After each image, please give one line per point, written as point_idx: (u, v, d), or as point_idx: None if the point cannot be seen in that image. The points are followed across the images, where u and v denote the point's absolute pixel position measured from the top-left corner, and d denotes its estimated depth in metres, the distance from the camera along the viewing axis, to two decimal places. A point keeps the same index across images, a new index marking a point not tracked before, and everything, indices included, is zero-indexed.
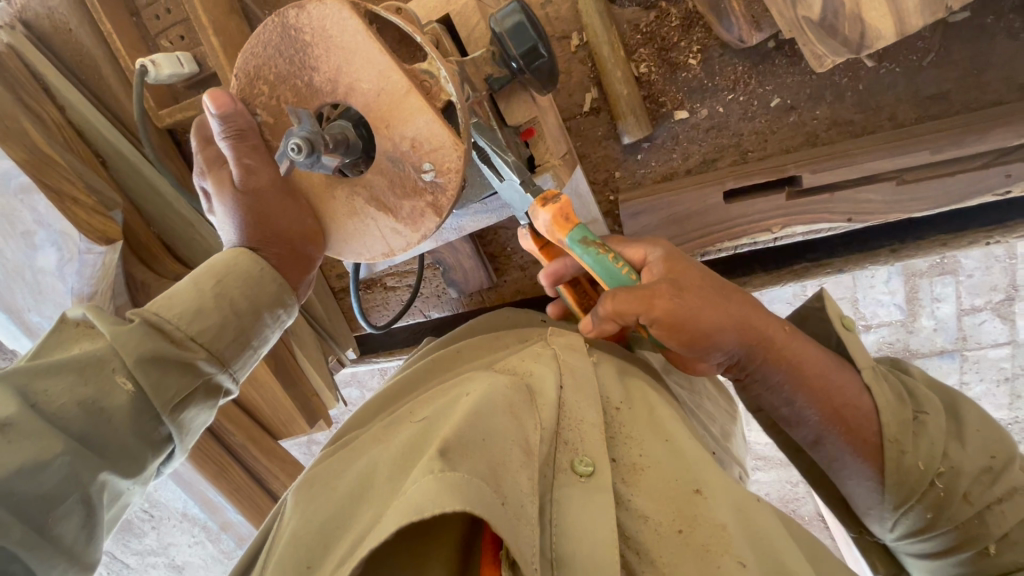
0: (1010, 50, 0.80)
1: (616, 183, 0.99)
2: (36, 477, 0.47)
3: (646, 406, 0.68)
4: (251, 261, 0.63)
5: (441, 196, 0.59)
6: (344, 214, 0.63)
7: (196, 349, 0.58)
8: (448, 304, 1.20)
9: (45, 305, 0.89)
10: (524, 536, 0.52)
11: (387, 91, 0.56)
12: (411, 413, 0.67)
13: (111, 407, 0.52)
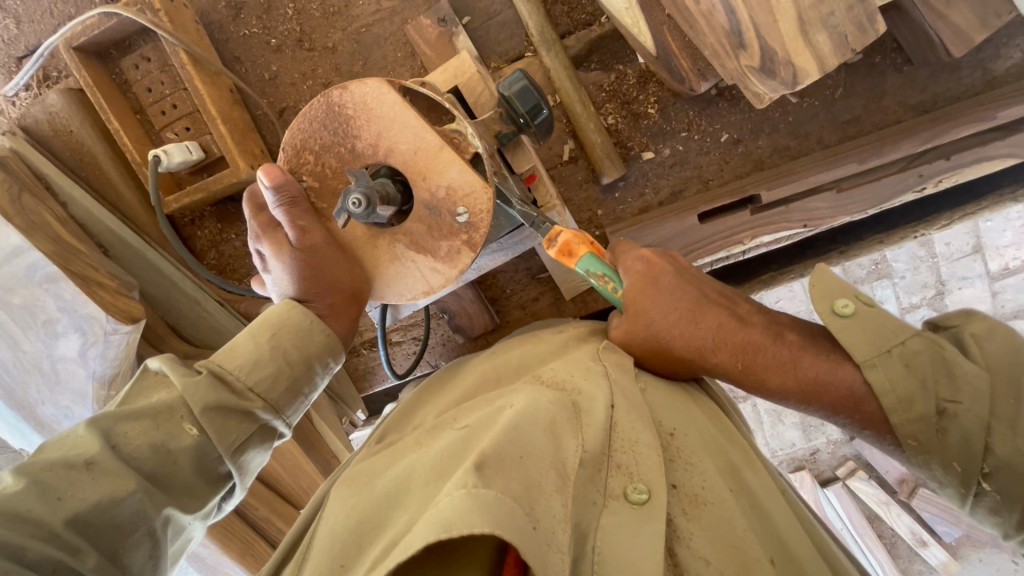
0: (898, 80, 1.00)
1: (600, 220, 1.11)
2: (113, 511, 0.55)
3: (708, 437, 0.71)
4: (295, 317, 0.67)
5: (475, 233, 0.67)
6: (387, 260, 0.71)
7: (254, 401, 0.64)
8: (454, 350, 1.24)
9: (62, 396, 0.89)
10: (552, 563, 0.55)
11: (422, 150, 0.65)
12: (456, 419, 0.70)
13: (177, 450, 0.59)
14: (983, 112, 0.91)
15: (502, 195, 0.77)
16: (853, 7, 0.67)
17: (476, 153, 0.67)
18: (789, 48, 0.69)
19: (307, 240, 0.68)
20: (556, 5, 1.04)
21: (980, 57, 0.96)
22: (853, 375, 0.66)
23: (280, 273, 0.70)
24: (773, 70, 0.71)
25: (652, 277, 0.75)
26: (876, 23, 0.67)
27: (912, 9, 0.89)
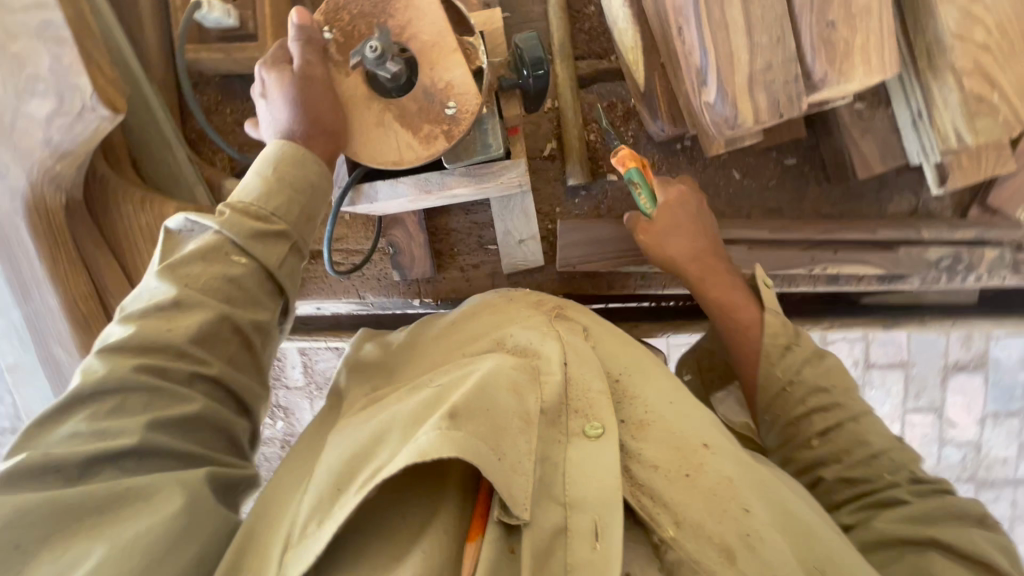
0: (817, 190, 1.23)
1: (556, 216, 1.27)
2: (219, 329, 0.70)
3: (644, 371, 0.82)
4: (305, 157, 0.78)
5: (455, 128, 0.79)
6: (373, 124, 0.81)
7: (281, 223, 0.76)
8: (385, 288, 1.32)
9: (5, 151, 0.89)
10: (519, 485, 0.63)
11: (438, 47, 0.78)
12: (432, 379, 0.78)
13: (239, 275, 0.72)
14: (869, 227, 1.14)
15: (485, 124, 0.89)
16: (790, 85, 0.87)
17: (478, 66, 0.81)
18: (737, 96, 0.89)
19: (311, 77, 0.78)
20: (579, 33, 1.25)
21: (878, 195, 1.21)
22: (754, 311, 0.98)
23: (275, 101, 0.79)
24: (722, 110, 0.89)
25: (686, 200, 1.06)
26: (802, 102, 0.88)
27: (837, 134, 1.14)
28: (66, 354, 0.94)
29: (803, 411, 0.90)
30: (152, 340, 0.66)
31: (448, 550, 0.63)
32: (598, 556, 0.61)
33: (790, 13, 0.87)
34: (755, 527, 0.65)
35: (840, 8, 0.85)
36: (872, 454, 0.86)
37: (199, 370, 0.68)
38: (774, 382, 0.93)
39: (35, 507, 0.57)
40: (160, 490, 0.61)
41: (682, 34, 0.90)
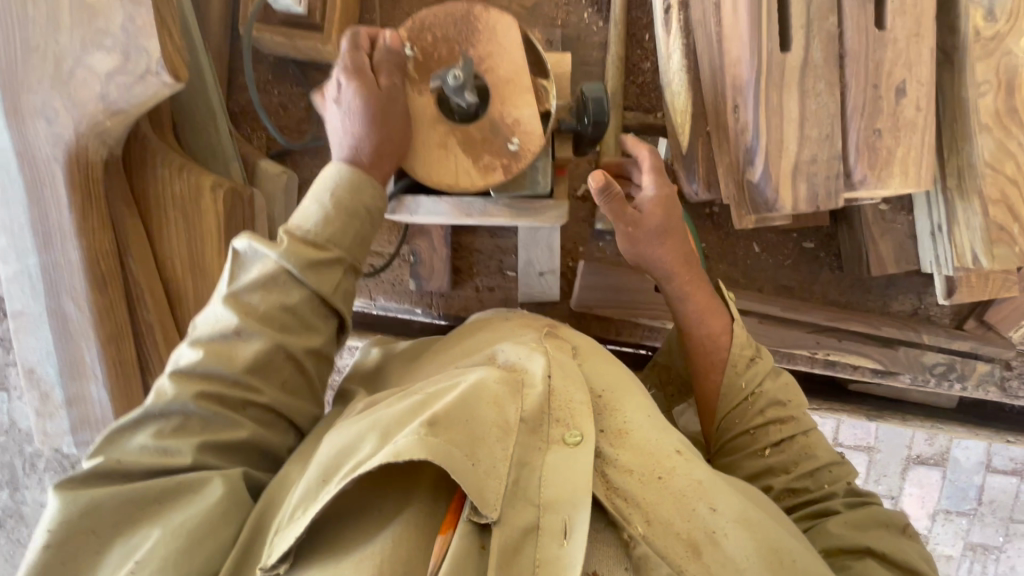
0: (829, 276, 1.28)
1: (578, 254, 1.30)
2: (273, 356, 0.77)
3: (627, 391, 0.81)
4: (366, 181, 0.81)
5: (514, 163, 0.81)
6: (435, 144, 0.82)
7: (335, 250, 0.80)
8: (399, 294, 1.33)
9: (58, 97, 0.88)
10: (492, 489, 0.64)
11: (511, 84, 0.81)
12: (421, 387, 0.77)
13: (292, 303, 0.78)
14: (874, 321, 1.19)
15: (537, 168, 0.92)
16: (831, 180, 0.92)
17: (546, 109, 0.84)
18: (780, 181, 0.92)
19: (387, 90, 0.79)
20: (631, 85, 1.28)
21: (885, 291, 1.27)
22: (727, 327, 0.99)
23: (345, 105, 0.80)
24: (764, 191, 0.93)
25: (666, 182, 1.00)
26: (839, 198, 0.92)
27: (858, 228, 1.19)
28: (76, 310, 0.92)
29: (761, 420, 0.94)
30: (214, 369, 0.74)
31: (422, 538, 0.65)
32: (565, 554, 0.62)
33: (843, 113, 0.91)
34: (721, 524, 0.66)
35: (889, 119, 0.90)
36: (817, 467, 0.91)
37: (248, 394, 0.75)
38: (736, 394, 0.95)
39: (109, 505, 0.67)
40: (206, 483, 0.69)
41: (737, 112, 0.94)
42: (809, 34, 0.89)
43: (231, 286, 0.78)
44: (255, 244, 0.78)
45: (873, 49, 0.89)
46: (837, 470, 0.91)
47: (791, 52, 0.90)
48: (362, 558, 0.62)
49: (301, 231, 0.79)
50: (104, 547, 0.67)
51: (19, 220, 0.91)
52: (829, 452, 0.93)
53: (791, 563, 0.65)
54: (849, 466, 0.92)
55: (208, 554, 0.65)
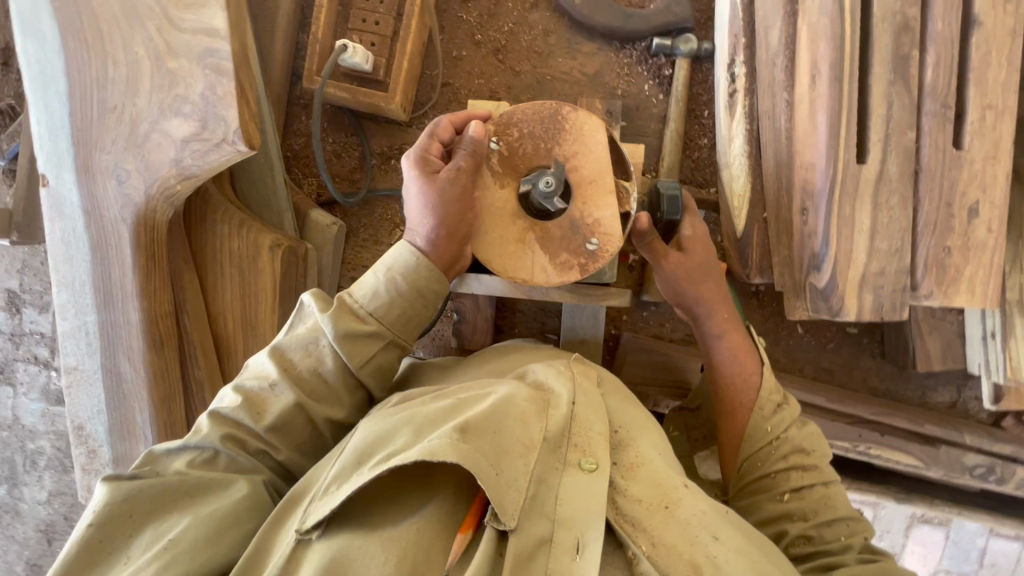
0: (869, 362, 1.28)
1: (621, 322, 1.30)
2: (294, 423, 0.75)
3: (644, 429, 0.83)
4: (428, 270, 0.80)
5: (592, 263, 0.81)
6: (512, 238, 0.82)
7: (372, 322, 0.78)
8: (438, 348, 1.32)
9: (131, 159, 0.88)
10: (510, 500, 0.64)
11: (594, 184, 0.81)
12: (452, 392, 0.77)
13: (325, 372, 0.76)
14: (916, 417, 1.19)
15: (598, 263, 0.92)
16: (896, 292, 0.92)
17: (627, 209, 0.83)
18: (846, 289, 0.92)
19: (468, 185, 0.80)
20: (687, 159, 1.28)
21: (924, 382, 1.27)
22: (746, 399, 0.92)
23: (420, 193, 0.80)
24: (828, 297, 0.93)
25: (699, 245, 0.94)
26: (904, 310, 0.92)
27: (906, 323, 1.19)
28: (131, 369, 0.92)
29: (780, 467, 0.87)
30: (241, 416, 0.73)
31: (438, 538, 0.64)
32: (576, 569, 0.62)
33: (914, 228, 0.91)
34: (722, 553, 0.65)
35: (960, 238, 0.90)
36: (834, 518, 0.81)
37: (269, 450, 0.74)
38: (759, 437, 0.89)
39: (140, 496, 0.65)
40: (228, 484, 0.68)
41: (805, 215, 0.95)
42: (886, 148, 0.90)
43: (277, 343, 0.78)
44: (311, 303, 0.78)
45: (948, 168, 0.89)
46: (856, 526, 0.81)
47: (867, 164, 0.90)
48: (384, 543, 0.61)
49: (350, 300, 0.79)
50: (130, 536, 0.65)
51: (81, 278, 0.91)
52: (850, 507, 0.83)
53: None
54: (870, 525, 0.82)
55: (232, 541, 0.64)
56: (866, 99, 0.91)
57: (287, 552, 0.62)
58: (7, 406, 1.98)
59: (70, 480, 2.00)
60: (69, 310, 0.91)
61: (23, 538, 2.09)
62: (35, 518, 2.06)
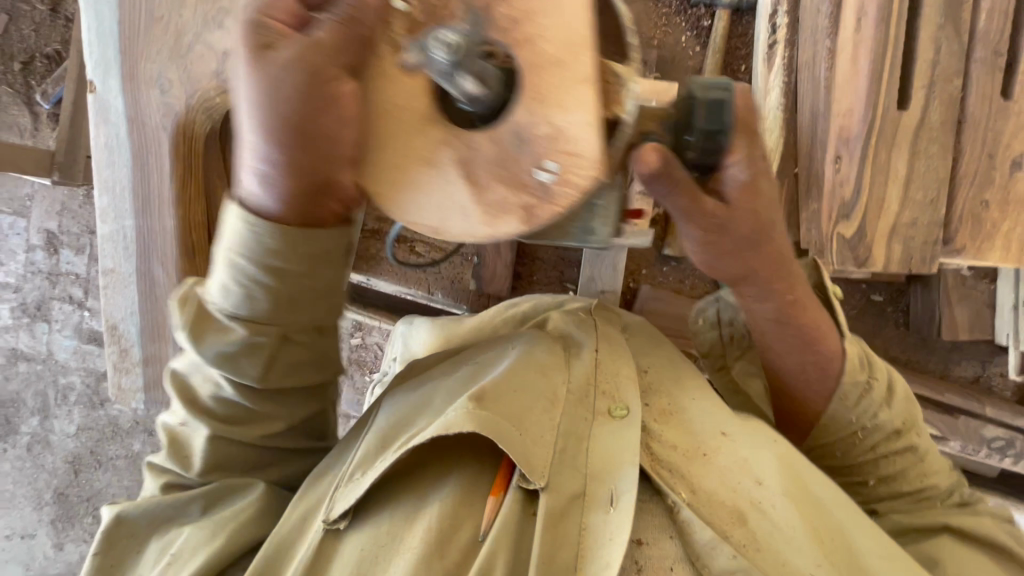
0: (891, 333, 1.26)
1: (639, 277, 1.29)
2: (251, 427, 0.65)
3: (674, 371, 0.78)
4: (275, 230, 0.54)
5: (545, 203, 0.51)
6: (420, 154, 0.53)
7: (244, 326, 0.57)
8: (455, 291, 1.34)
9: (174, 69, 0.90)
10: (537, 458, 0.63)
11: (561, 71, 0.50)
12: (470, 353, 0.77)
13: (241, 341, 0.58)
14: (936, 385, 1.19)
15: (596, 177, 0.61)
16: (928, 244, 0.90)
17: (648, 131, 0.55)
18: (875, 239, 0.91)
19: (324, 81, 0.51)
20: None
21: (948, 354, 1.25)
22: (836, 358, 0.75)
23: (252, 123, 0.52)
24: (856, 247, 0.92)
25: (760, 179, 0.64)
26: (934, 263, 0.90)
27: (934, 290, 1.17)
28: (165, 274, 0.96)
29: (870, 457, 0.76)
30: (174, 467, 0.67)
31: (470, 504, 0.64)
32: (611, 521, 0.61)
33: (951, 179, 0.89)
34: (769, 497, 0.66)
35: (999, 191, 0.88)
36: (923, 485, 0.76)
37: (230, 485, 0.67)
38: (840, 428, 0.76)
39: (133, 517, 0.66)
40: (239, 492, 0.67)
41: (838, 162, 0.92)
42: (930, 94, 0.87)
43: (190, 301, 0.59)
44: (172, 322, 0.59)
45: (994, 119, 0.87)
46: (947, 488, 0.77)
47: (908, 110, 0.88)
48: (413, 517, 0.63)
49: (208, 301, 0.58)
50: (138, 552, 0.66)
51: (122, 183, 0.94)
52: (935, 468, 0.77)
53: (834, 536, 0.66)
54: (956, 479, 0.78)
55: (233, 535, 0.64)
56: (912, 45, 0.88)
57: (314, 542, 0.63)
58: (42, 341, 2.07)
59: (99, 413, 2.10)
60: (110, 214, 0.95)
61: (52, 467, 2.19)
62: (65, 448, 2.16)
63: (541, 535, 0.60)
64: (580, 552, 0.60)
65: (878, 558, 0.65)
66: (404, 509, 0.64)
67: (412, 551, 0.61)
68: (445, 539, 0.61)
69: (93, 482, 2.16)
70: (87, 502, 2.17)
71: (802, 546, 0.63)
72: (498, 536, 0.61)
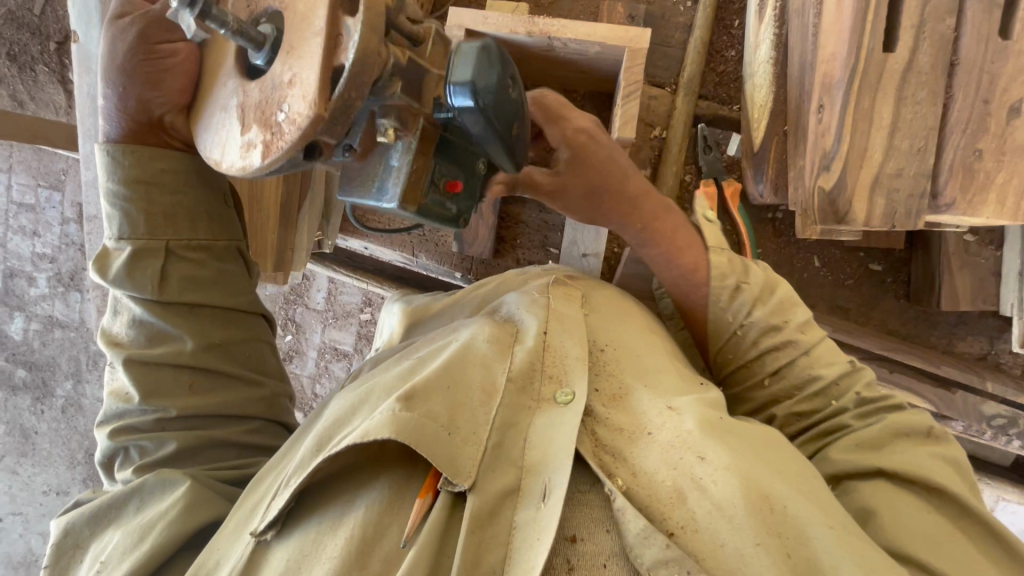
0: (892, 304, 1.19)
1: (624, 242, 1.26)
2: (162, 347, 0.68)
3: (628, 355, 0.68)
4: (128, 154, 0.65)
5: (276, 141, 0.48)
6: (216, 100, 0.55)
7: (130, 243, 0.66)
8: (440, 254, 1.37)
9: None
10: (469, 457, 0.53)
11: (301, 25, 0.47)
12: (415, 352, 0.68)
13: (152, 252, 0.67)
14: (932, 359, 1.14)
15: (380, 129, 0.54)
16: (913, 198, 0.84)
17: (392, 65, 0.50)
18: (855, 192, 0.86)
19: (157, 41, 0.61)
20: (711, 73, 1.21)
21: (953, 329, 1.18)
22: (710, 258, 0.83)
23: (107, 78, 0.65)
24: (836, 202, 0.87)
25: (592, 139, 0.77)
26: (920, 219, 0.85)
27: (935, 257, 1.10)
28: None
29: (754, 353, 0.79)
30: (120, 407, 0.69)
31: (398, 509, 0.53)
32: (541, 518, 0.49)
33: (941, 128, 0.83)
34: (709, 472, 0.54)
35: (995, 140, 0.82)
36: (821, 386, 0.75)
37: (160, 414, 0.68)
38: (722, 329, 0.81)
39: (76, 528, 0.66)
40: (174, 482, 0.64)
41: (821, 112, 0.88)
42: (919, 35, 0.82)
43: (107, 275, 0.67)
44: (97, 277, 0.69)
45: (991, 60, 0.81)
46: (841, 380, 0.75)
47: (895, 52, 0.83)
48: (336, 529, 0.53)
49: (108, 243, 0.68)
50: (79, 561, 0.65)
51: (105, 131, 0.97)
52: (827, 359, 0.76)
53: (784, 513, 0.52)
54: (866, 373, 0.75)
55: (159, 534, 0.61)
56: None
57: (240, 561, 0.56)
58: (75, 309, 2.20)
59: None
60: (93, 160, 0.98)
61: (84, 429, 2.32)
62: (95, 412, 2.29)
63: (463, 539, 0.49)
64: (507, 557, 0.49)
65: (823, 528, 0.51)
66: (330, 517, 0.54)
67: (331, 561, 0.51)
68: (368, 547, 0.51)
69: None
70: None
71: (742, 526, 0.50)
72: (421, 544, 0.49)
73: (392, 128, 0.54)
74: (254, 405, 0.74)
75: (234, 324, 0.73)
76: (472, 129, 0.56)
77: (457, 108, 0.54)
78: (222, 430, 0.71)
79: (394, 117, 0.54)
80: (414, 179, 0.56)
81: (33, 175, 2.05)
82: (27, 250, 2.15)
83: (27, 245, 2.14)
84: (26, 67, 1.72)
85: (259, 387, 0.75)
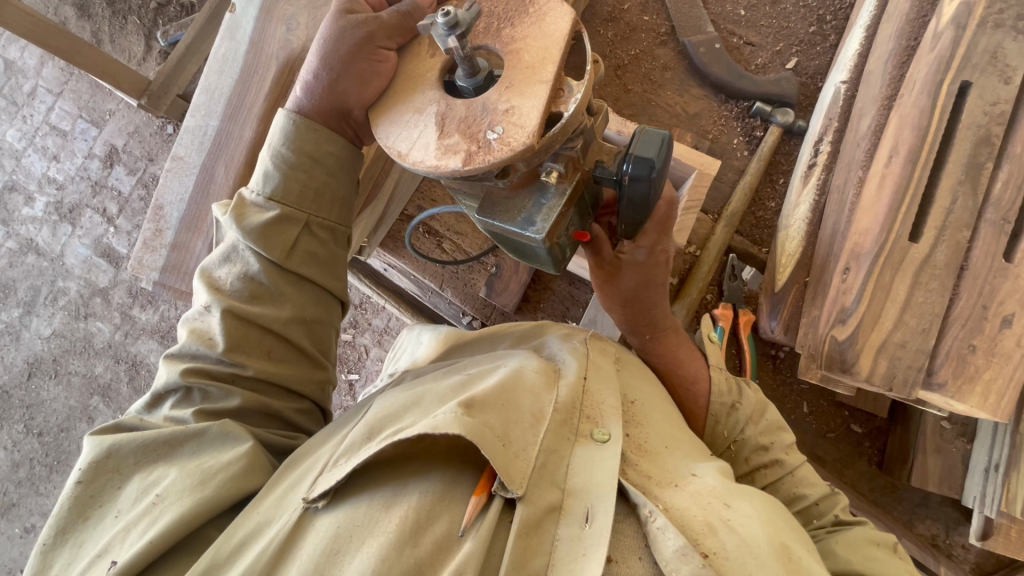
0: (863, 468, 1.28)
1: None
2: (263, 307, 0.74)
3: (651, 416, 0.77)
4: (310, 131, 0.76)
5: (481, 153, 0.55)
6: (413, 105, 0.62)
7: (278, 208, 0.75)
8: (466, 294, 1.41)
9: (305, 14, 1.04)
10: (518, 470, 0.60)
11: (528, 74, 0.57)
12: (465, 368, 0.78)
13: (289, 226, 0.75)
14: (897, 531, 1.20)
15: (544, 171, 0.61)
16: (911, 370, 0.95)
17: (581, 128, 0.61)
18: (864, 349, 0.97)
19: (380, 44, 0.70)
20: (750, 216, 1.38)
21: (914, 509, 1.26)
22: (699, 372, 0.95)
23: (315, 58, 0.74)
24: (846, 352, 0.98)
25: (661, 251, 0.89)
26: (914, 390, 0.95)
27: (913, 435, 1.19)
28: (224, 174, 1.05)
29: (746, 473, 0.88)
30: (199, 348, 0.73)
31: (450, 502, 0.60)
32: (584, 538, 0.57)
33: (945, 317, 0.95)
34: (737, 516, 0.61)
35: (987, 342, 0.94)
36: (804, 504, 0.83)
37: (238, 370, 0.73)
38: (727, 429, 0.90)
39: (123, 453, 0.67)
40: (237, 441, 0.68)
41: (846, 274, 1.02)
42: (940, 236, 0.95)
43: (244, 225, 0.74)
44: (229, 223, 0.76)
45: (993, 275, 0.94)
46: (820, 501, 0.83)
47: (918, 244, 0.96)
48: (389, 506, 0.59)
49: (251, 196, 0.77)
50: (118, 488, 0.66)
51: (223, 89, 1.06)
52: (810, 480, 0.86)
53: (800, 564, 0.58)
54: (841, 497, 0.84)
55: (220, 485, 0.64)
56: (931, 191, 0.98)
57: (290, 520, 0.60)
58: (59, 241, 2.14)
59: (78, 327, 2.13)
60: (202, 111, 1.06)
61: (9, 363, 2.18)
62: (29, 349, 2.17)
63: (512, 543, 0.57)
64: (549, 565, 0.56)
65: None
66: (384, 495, 0.61)
67: (384, 536, 0.57)
68: (420, 529, 0.58)
69: (39, 392, 2.15)
70: (24, 410, 2.14)
71: (766, 563, 0.56)
72: (476, 538, 0.57)
73: (558, 171, 0.60)
74: (311, 387, 0.79)
75: (324, 306, 0.80)
76: (636, 192, 0.64)
77: (628, 175, 0.63)
78: (279, 402, 0.76)
79: (562, 163, 0.61)
80: (560, 219, 0.62)
81: (79, 105, 2.10)
82: (40, 170, 2.15)
83: (43, 165, 2.14)
84: (119, 14, 1.88)
85: (319, 371, 0.80)
